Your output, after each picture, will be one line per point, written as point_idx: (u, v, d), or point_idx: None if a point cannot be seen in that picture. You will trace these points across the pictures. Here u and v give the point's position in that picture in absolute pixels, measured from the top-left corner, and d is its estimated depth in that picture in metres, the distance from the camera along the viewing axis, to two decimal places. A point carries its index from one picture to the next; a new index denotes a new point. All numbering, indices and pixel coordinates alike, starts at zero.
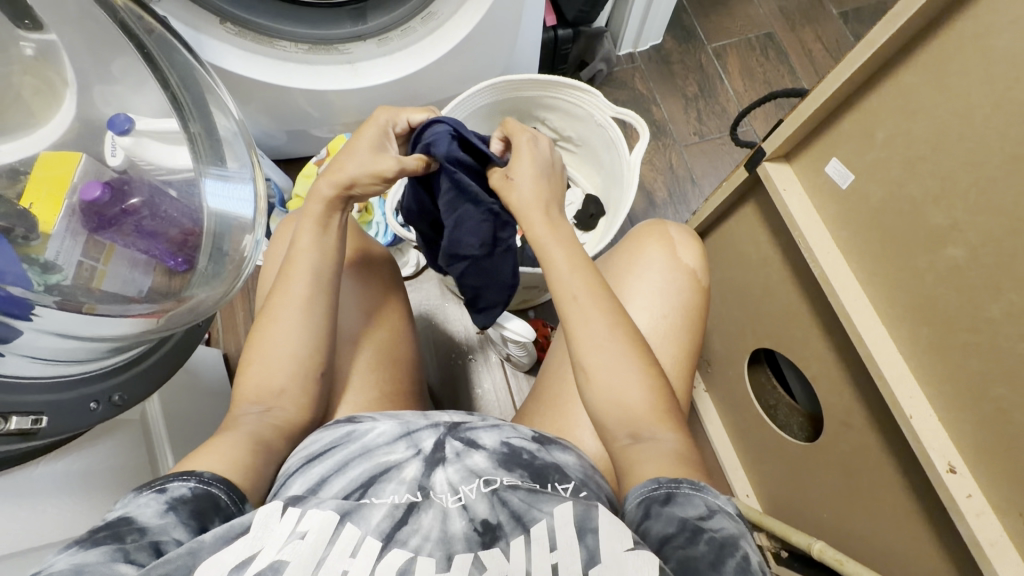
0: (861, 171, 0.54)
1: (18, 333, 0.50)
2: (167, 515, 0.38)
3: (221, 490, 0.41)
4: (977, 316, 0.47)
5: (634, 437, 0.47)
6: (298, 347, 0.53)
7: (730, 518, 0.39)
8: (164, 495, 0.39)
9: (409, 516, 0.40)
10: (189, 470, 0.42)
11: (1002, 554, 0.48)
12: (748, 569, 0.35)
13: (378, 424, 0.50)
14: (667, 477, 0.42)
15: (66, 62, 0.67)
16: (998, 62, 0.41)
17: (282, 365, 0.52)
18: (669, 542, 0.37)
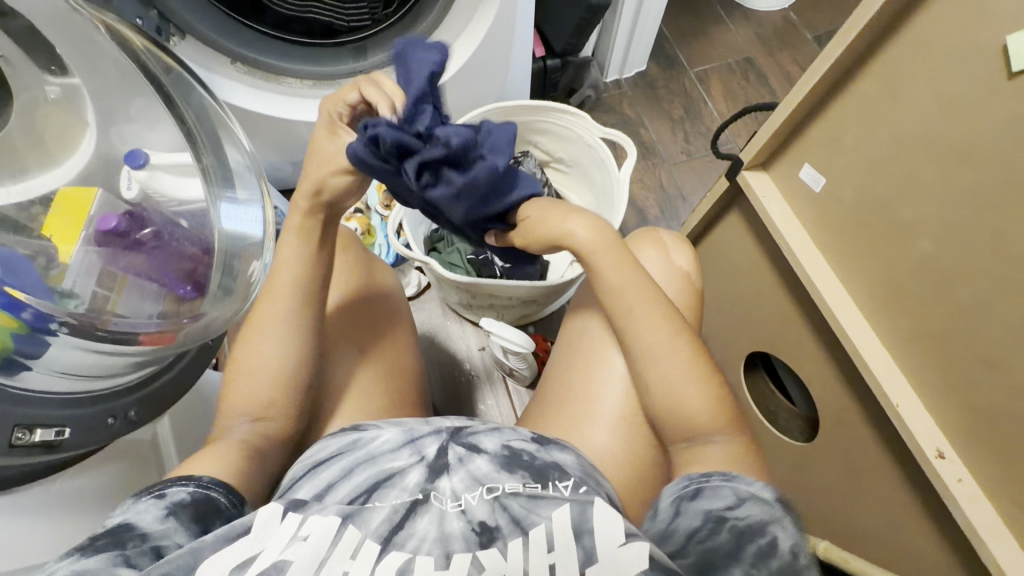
0: (830, 175, 0.58)
1: (45, 347, 0.54)
2: (166, 519, 0.40)
3: (218, 493, 0.43)
4: (951, 305, 0.50)
5: (691, 441, 0.48)
6: (279, 356, 0.52)
7: (762, 505, 0.40)
8: (163, 500, 0.41)
9: (406, 520, 0.41)
10: (187, 475, 0.44)
11: (994, 536, 0.49)
12: (766, 555, 0.37)
13: (382, 431, 0.49)
14: (697, 472, 0.44)
15: (86, 103, 0.71)
16: (945, 70, 0.45)
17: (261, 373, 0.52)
18: (694, 535, 0.39)
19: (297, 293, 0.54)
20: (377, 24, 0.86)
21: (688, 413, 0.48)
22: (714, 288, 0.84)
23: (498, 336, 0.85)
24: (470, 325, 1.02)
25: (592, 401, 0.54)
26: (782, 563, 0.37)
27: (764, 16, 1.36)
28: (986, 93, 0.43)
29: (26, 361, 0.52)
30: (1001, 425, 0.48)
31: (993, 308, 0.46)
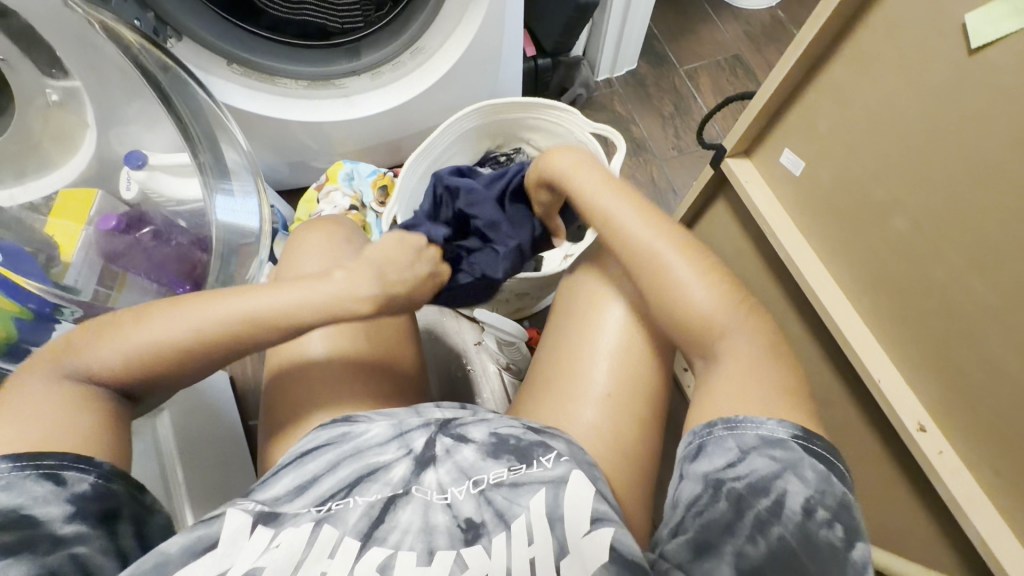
0: (809, 159, 0.60)
1: (52, 330, 0.64)
2: (74, 520, 0.36)
3: (121, 484, 0.39)
4: (924, 280, 0.52)
5: (705, 357, 0.48)
6: (170, 342, 0.45)
7: (768, 456, 0.39)
8: (63, 489, 0.36)
9: (386, 513, 0.40)
10: (86, 458, 0.38)
11: (975, 505, 0.51)
12: (766, 521, 0.36)
13: (371, 426, 0.46)
14: (701, 426, 0.43)
15: (87, 105, 0.72)
16: (908, 52, 0.47)
17: (140, 343, 0.44)
18: (693, 504, 0.39)
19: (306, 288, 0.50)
20: (369, 26, 0.88)
21: (703, 312, 0.48)
22: None
23: (491, 327, 0.86)
24: (465, 320, 1.04)
25: (583, 383, 0.55)
26: (788, 523, 0.36)
27: (751, 14, 1.39)
28: (951, 73, 0.44)
29: (32, 348, 0.62)
30: (977, 396, 0.50)
31: (964, 282, 0.48)
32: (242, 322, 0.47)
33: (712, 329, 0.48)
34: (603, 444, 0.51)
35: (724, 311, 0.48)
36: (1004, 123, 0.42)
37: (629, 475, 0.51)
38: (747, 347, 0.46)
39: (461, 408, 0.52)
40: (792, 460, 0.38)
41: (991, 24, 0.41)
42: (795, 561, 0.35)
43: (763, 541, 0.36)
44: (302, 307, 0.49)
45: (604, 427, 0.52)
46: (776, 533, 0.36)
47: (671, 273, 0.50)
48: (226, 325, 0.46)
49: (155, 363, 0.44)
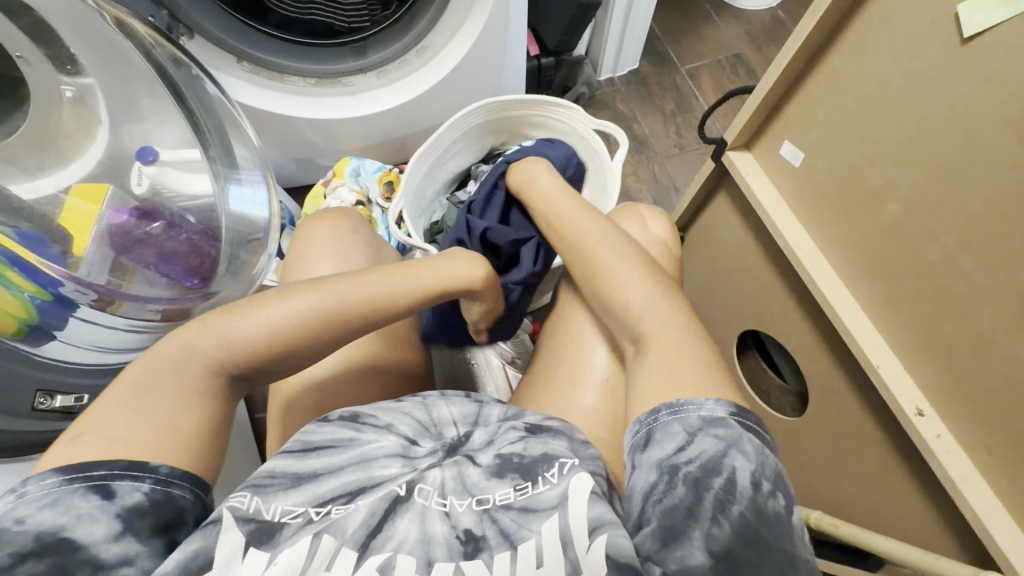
0: (809, 150, 0.62)
1: (65, 323, 0.61)
2: (122, 538, 0.34)
3: (182, 490, 0.37)
4: (917, 261, 0.54)
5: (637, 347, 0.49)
6: (298, 322, 0.47)
7: (712, 435, 0.39)
8: (113, 503, 0.34)
9: (384, 523, 0.39)
10: (140, 464, 0.36)
11: (971, 486, 0.52)
12: (726, 501, 0.36)
13: (382, 434, 0.45)
14: (647, 414, 0.42)
15: (100, 102, 0.74)
16: (904, 46, 0.49)
17: (267, 326, 0.46)
18: (651, 494, 0.38)
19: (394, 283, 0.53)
20: (376, 25, 0.89)
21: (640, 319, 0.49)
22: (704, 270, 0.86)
23: None
24: None
25: (586, 367, 0.56)
26: (744, 501, 0.36)
27: (752, 14, 1.40)
28: (944, 60, 0.47)
29: (53, 331, 0.60)
30: (973, 379, 0.51)
31: (954, 261, 0.50)
32: (367, 298, 0.51)
33: (642, 324, 0.49)
34: (608, 427, 0.53)
35: (658, 307, 0.49)
36: (997, 107, 0.44)
37: None
38: (669, 343, 0.46)
39: (469, 402, 0.51)
40: (732, 438, 0.39)
41: (983, 13, 0.43)
42: (757, 538, 0.35)
43: (726, 522, 0.36)
44: (417, 288, 0.54)
45: (609, 410, 0.54)
46: (736, 511, 0.36)
47: (618, 282, 0.53)
48: (358, 308, 0.50)
49: (286, 342, 0.47)
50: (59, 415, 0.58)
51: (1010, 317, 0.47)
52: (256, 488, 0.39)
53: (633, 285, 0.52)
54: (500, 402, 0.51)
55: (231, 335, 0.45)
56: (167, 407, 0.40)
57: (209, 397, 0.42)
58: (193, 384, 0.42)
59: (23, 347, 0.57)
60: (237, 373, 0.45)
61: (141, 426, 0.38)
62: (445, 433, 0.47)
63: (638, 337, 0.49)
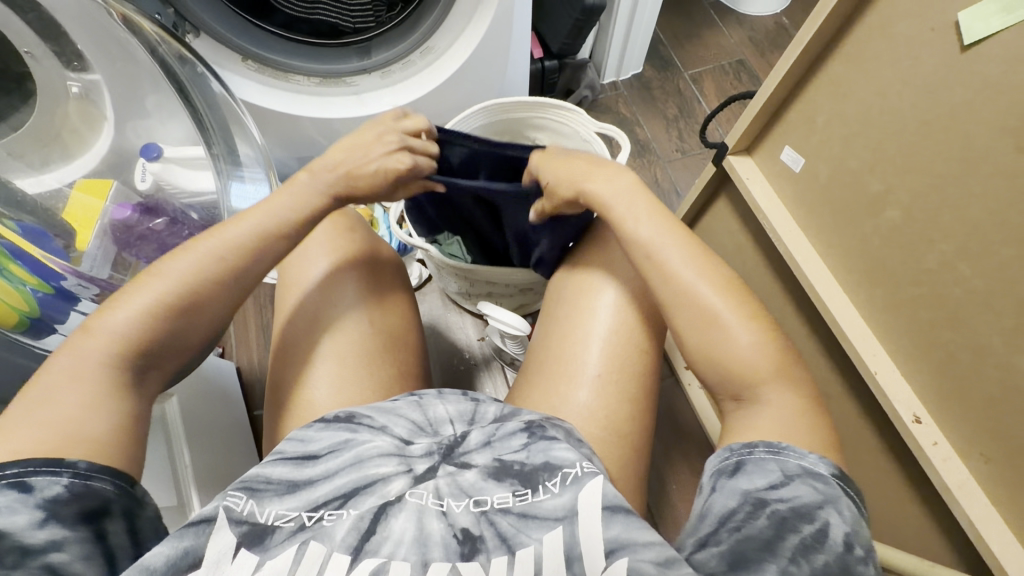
0: (810, 155, 0.62)
1: (66, 317, 0.59)
2: (47, 525, 0.33)
3: (104, 483, 0.36)
4: (915, 268, 0.54)
5: (739, 399, 0.46)
6: (184, 294, 0.46)
7: (811, 485, 0.37)
8: (32, 496, 0.33)
9: (377, 525, 0.39)
10: (57, 460, 0.35)
11: (966, 493, 0.52)
12: (811, 546, 0.34)
13: (376, 436, 0.46)
14: (740, 445, 0.42)
15: (106, 99, 0.75)
16: (902, 51, 0.50)
17: (150, 302, 0.45)
18: (728, 519, 0.37)
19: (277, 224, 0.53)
20: (380, 26, 0.91)
21: (740, 367, 0.46)
22: None
23: (494, 320, 0.84)
24: (469, 315, 1.05)
25: (583, 365, 0.56)
26: (832, 552, 0.34)
27: (756, 20, 1.41)
28: (943, 66, 0.47)
29: (56, 327, 0.58)
30: (966, 383, 0.52)
31: (951, 268, 0.51)
32: (232, 253, 0.49)
33: (751, 377, 0.46)
34: (602, 425, 0.53)
35: (766, 362, 0.46)
36: (997, 112, 0.44)
37: (625, 454, 0.53)
38: (781, 405, 0.44)
39: (466, 400, 0.51)
40: (831, 495, 0.37)
41: (982, 21, 0.43)
42: None
43: (807, 565, 0.34)
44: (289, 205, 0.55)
45: (604, 408, 0.54)
46: (821, 560, 0.34)
47: (719, 325, 0.47)
48: (227, 254, 0.49)
49: (174, 317, 0.45)
50: None
51: (1005, 324, 0.47)
52: (250, 491, 0.40)
53: (737, 329, 0.47)
54: (496, 400, 0.51)
55: (117, 317, 0.44)
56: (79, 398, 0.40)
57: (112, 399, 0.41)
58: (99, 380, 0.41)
59: (24, 339, 0.55)
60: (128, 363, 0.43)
61: (60, 413, 0.38)
62: (441, 431, 0.48)
63: (740, 387, 0.46)
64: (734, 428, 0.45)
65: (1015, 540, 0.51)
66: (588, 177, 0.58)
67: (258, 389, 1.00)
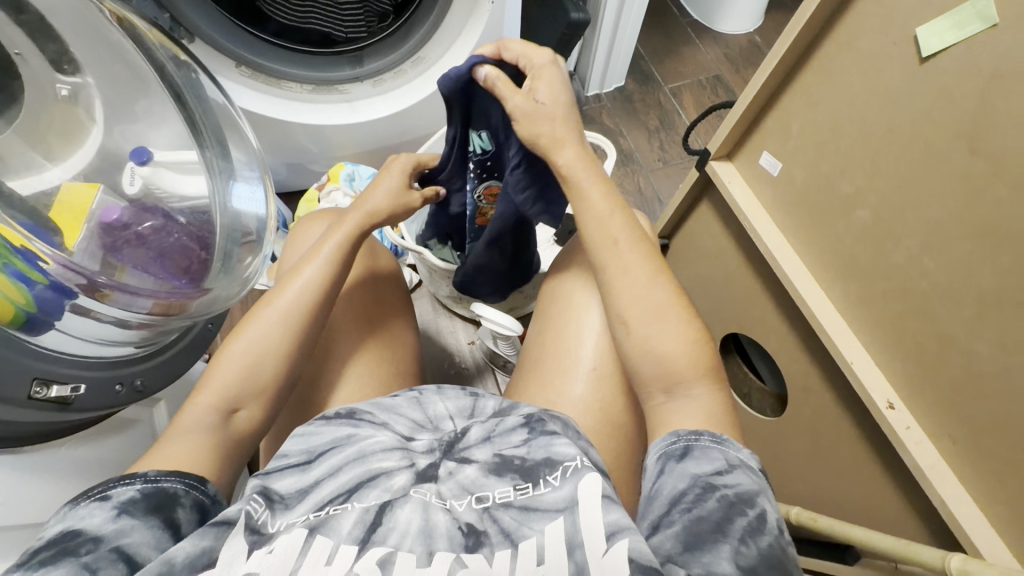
0: (786, 160, 0.67)
1: (61, 316, 0.59)
2: (119, 518, 0.37)
3: (174, 483, 0.40)
4: (885, 264, 0.58)
5: (669, 393, 0.48)
6: (270, 340, 0.51)
7: (752, 474, 0.40)
8: (109, 501, 0.38)
9: (382, 517, 0.39)
10: (130, 474, 0.40)
11: (939, 475, 0.56)
12: (757, 529, 0.36)
13: (378, 431, 0.46)
14: (687, 431, 0.44)
15: (95, 100, 0.75)
16: (867, 63, 0.54)
17: (239, 360, 0.50)
18: (678, 501, 0.38)
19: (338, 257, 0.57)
20: (372, 37, 0.93)
21: (665, 363, 0.48)
22: (688, 277, 0.90)
23: (486, 321, 0.85)
24: (459, 319, 1.06)
25: (578, 359, 0.58)
26: (773, 534, 0.36)
27: (731, 39, 1.48)
28: (904, 75, 0.51)
29: (53, 321, 0.58)
30: (934, 370, 0.55)
31: (917, 262, 0.54)
32: (296, 306, 0.53)
33: (681, 373, 0.47)
34: (597, 417, 0.55)
35: (693, 356, 0.48)
36: (954, 116, 0.48)
37: (618, 443, 0.55)
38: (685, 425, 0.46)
39: (465, 395, 0.53)
40: (763, 486, 0.40)
41: (937, 37, 0.48)
42: (782, 564, 0.35)
43: (754, 545, 0.35)
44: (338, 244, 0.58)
45: (599, 400, 0.56)
46: (765, 541, 0.36)
47: (646, 318, 0.49)
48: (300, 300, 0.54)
49: (263, 358, 0.50)
50: (54, 407, 0.53)
51: (967, 313, 0.51)
52: (268, 501, 0.40)
53: (667, 327, 0.49)
54: (495, 395, 0.53)
55: (216, 373, 0.49)
56: (193, 439, 0.45)
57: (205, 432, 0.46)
58: (204, 423, 0.47)
59: (21, 335, 0.54)
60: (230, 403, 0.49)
61: (177, 453, 0.43)
62: (442, 427, 0.49)
63: (671, 381, 0.48)
64: (658, 421, 0.47)
65: (983, 516, 0.54)
66: (562, 141, 0.56)
67: None
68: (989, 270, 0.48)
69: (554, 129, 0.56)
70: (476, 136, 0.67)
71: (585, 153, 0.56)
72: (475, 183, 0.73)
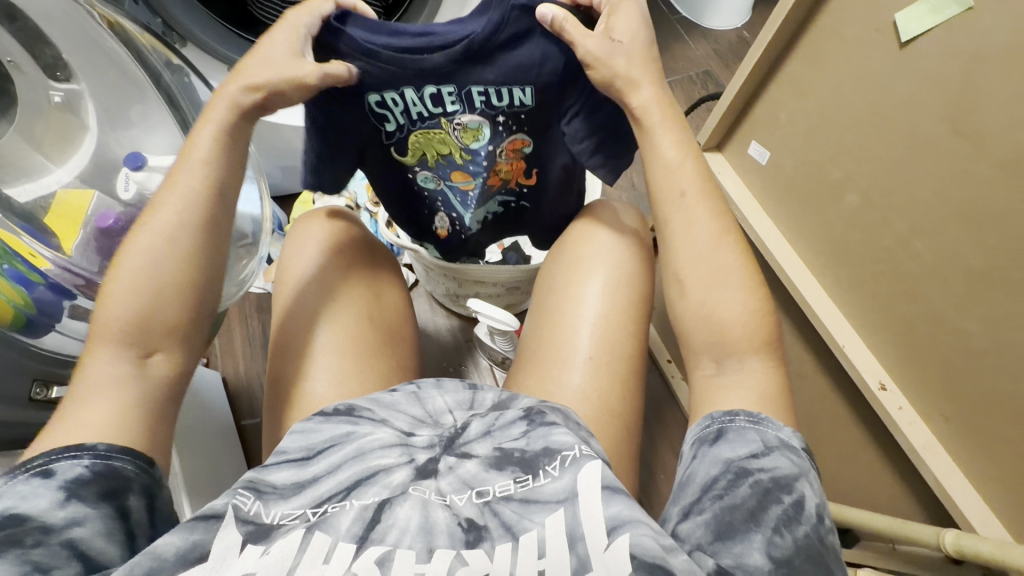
0: (774, 148, 0.68)
1: (62, 314, 0.60)
2: (68, 504, 0.34)
3: (125, 462, 0.38)
4: (874, 247, 0.59)
5: (720, 365, 0.48)
6: (162, 270, 0.44)
7: (789, 457, 0.40)
8: (53, 480, 0.35)
9: (380, 514, 0.39)
10: (76, 446, 0.37)
11: (932, 454, 0.57)
12: (793, 517, 0.36)
13: (376, 429, 0.47)
14: (721, 413, 0.44)
15: (88, 108, 0.75)
16: (850, 52, 0.55)
17: (128, 296, 0.43)
18: (711, 487, 0.39)
19: (219, 158, 0.48)
20: None
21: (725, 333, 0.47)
22: None
23: (484, 317, 0.85)
24: (456, 317, 1.07)
25: (573, 349, 0.59)
26: (810, 523, 0.36)
27: (720, 34, 1.49)
28: (886, 60, 0.52)
29: (53, 322, 0.58)
30: (925, 350, 0.56)
31: (905, 245, 0.55)
32: (180, 224, 0.45)
33: (735, 343, 0.47)
34: (594, 404, 0.56)
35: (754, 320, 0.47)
36: (935, 99, 0.49)
37: (617, 431, 0.56)
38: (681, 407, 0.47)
39: (464, 389, 0.53)
40: (803, 468, 0.40)
41: (915, 21, 0.48)
42: (818, 556, 0.35)
43: (789, 535, 0.35)
44: (208, 141, 0.48)
45: (596, 388, 0.57)
46: (801, 530, 0.36)
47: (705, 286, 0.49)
48: (183, 215, 0.45)
49: (158, 288, 0.43)
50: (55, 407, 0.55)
51: (955, 291, 0.52)
52: (257, 491, 0.40)
53: (727, 294, 0.48)
54: (494, 386, 0.52)
55: (101, 320, 0.42)
56: (114, 397, 0.40)
57: (121, 385, 0.41)
58: (119, 374, 0.41)
59: (22, 338, 0.54)
60: (138, 346, 0.42)
61: (97, 416, 0.39)
62: (442, 421, 0.49)
63: (724, 351, 0.47)
64: (708, 396, 0.47)
65: (976, 492, 0.55)
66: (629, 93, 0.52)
67: (246, 399, 0.99)
68: (975, 249, 0.50)
69: (631, 69, 0.52)
70: (518, 90, 0.56)
71: (662, 97, 0.53)
72: (499, 138, 0.63)
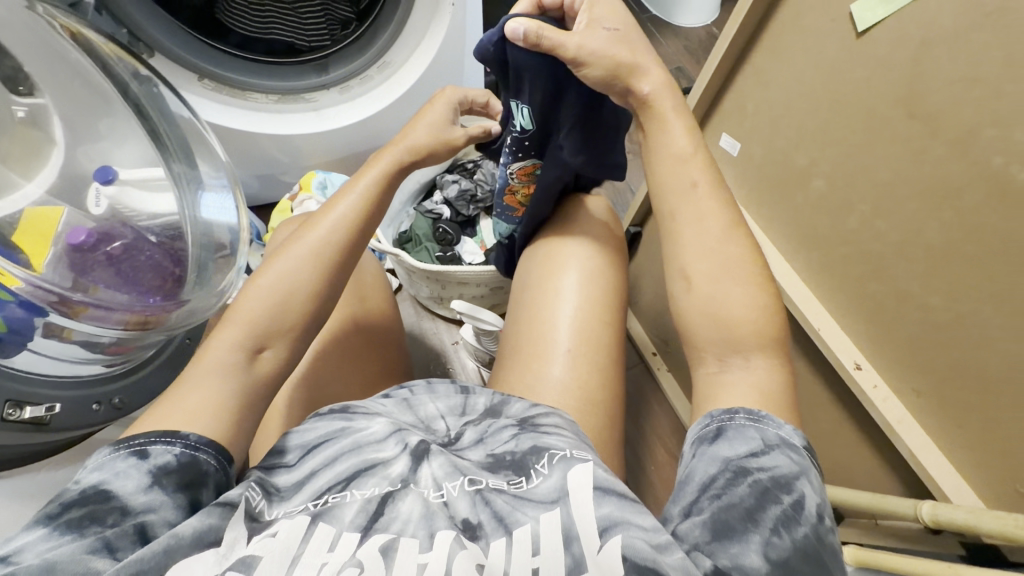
0: (744, 138, 0.70)
1: (35, 331, 0.58)
2: (151, 489, 0.35)
3: (209, 456, 0.38)
4: (844, 231, 0.61)
5: (723, 362, 0.47)
6: (298, 278, 0.48)
7: (789, 455, 0.39)
8: (146, 462, 0.36)
9: (384, 506, 0.38)
10: (172, 432, 0.38)
11: (905, 428, 0.59)
12: (791, 518, 0.36)
13: (371, 421, 0.46)
14: (720, 412, 0.44)
15: (54, 122, 0.72)
16: (808, 42, 0.57)
17: (265, 296, 0.47)
18: (709, 486, 0.39)
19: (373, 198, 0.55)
20: (335, 44, 0.93)
21: (720, 322, 0.48)
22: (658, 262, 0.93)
23: (469, 318, 0.86)
24: (442, 320, 1.07)
25: (554, 344, 0.59)
26: (809, 524, 0.36)
27: (689, 31, 1.52)
28: (844, 49, 0.54)
29: (25, 340, 0.57)
30: (894, 328, 0.58)
31: (872, 226, 0.57)
32: (327, 246, 0.50)
33: (717, 328, 0.48)
34: (580, 397, 0.56)
35: (757, 315, 0.47)
36: (891, 84, 0.51)
37: (603, 423, 0.56)
38: None
39: (455, 393, 0.53)
40: (803, 466, 0.39)
41: (870, 11, 0.50)
42: (816, 554, 0.35)
43: (787, 535, 0.35)
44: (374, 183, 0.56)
45: (581, 381, 0.57)
46: (801, 531, 0.36)
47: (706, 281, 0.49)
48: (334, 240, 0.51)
49: (292, 294, 0.47)
50: (31, 428, 0.55)
51: (920, 268, 0.54)
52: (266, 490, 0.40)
53: (732, 289, 0.48)
54: (485, 391, 0.53)
55: (241, 307, 0.46)
56: (219, 384, 0.42)
57: (231, 373, 0.43)
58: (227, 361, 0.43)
59: None
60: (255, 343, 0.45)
61: (190, 403, 0.40)
62: (434, 427, 0.49)
63: (705, 341, 0.48)
64: (712, 391, 0.47)
65: (950, 463, 0.57)
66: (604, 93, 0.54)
67: None
68: (935, 228, 0.51)
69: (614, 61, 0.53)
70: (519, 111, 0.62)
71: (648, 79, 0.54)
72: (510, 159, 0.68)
